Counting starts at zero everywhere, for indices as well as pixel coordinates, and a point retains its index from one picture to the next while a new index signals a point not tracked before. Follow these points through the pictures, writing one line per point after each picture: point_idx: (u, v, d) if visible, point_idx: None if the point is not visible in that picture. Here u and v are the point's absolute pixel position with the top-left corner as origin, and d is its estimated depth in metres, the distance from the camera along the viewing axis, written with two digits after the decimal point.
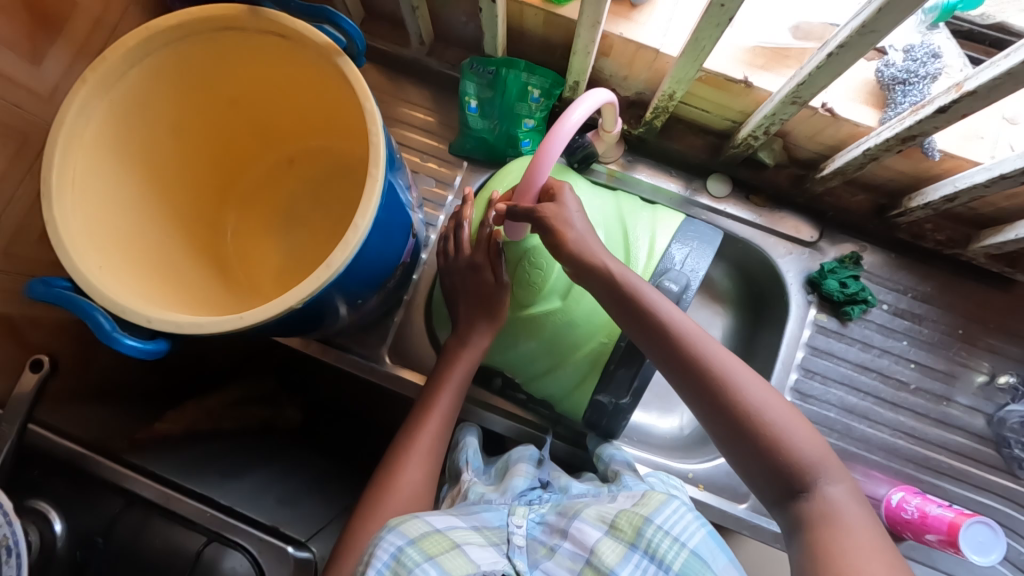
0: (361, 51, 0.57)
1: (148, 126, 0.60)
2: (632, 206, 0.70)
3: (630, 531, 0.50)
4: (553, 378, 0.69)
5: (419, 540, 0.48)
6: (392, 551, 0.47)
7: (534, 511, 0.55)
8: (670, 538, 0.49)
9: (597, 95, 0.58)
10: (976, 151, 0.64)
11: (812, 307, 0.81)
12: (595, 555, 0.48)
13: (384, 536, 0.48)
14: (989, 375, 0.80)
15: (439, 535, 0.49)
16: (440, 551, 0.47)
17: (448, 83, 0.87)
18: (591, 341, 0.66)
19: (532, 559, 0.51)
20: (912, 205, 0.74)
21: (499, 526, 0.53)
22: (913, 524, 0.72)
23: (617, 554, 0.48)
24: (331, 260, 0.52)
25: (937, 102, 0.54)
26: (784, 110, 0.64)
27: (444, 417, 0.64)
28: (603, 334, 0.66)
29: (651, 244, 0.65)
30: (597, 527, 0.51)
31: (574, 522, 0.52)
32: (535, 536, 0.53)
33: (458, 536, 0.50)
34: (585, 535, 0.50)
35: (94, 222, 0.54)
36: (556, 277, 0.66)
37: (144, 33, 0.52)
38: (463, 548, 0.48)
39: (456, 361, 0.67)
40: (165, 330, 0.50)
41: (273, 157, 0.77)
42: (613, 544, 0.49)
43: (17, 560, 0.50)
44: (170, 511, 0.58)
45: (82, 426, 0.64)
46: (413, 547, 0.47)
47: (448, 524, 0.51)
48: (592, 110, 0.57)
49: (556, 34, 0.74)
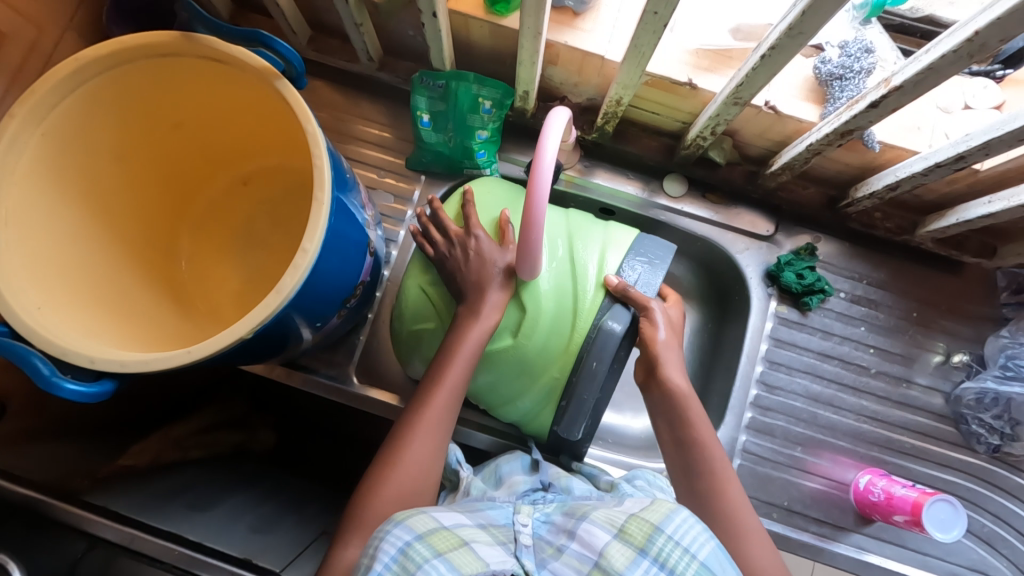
0: (300, 72, 0.56)
1: (88, 158, 0.58)
2: (580, 222, 0.70)
3: (640, 536, 0.47)
4: (514, 407, 0.69)
5: (426, 535, 0.46)
6: (400, 545, 0.45)
7: (539, 510, 0.55)
8: (679, 549, 0.46)
9: (560, 117, 0.50)
10: (914, 140, 0.66)
11: (772, 299, 0.83)
12: (604, 558, 0.46)
13: (390, 530, 0.46)
14: (944, 354, 0.83)
15: (447, 532, 0.47)
16: (449, 548, 0.45)
17: (401, 97, 0.86)
18: (544, 376, 0.65)
19: (539, 559, 0.49)
20: (859, 195, 0.76)
21: (504, 525, 0.52)
22: (880, 506, 0.74)
23: (627, 558, 0.46)
24: (280, 286, 0.51)
25: (869, 97, 0.56)
26: (728, 110, 0.65)
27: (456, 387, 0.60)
28: (555, 370, 0.64)
29: (622, 242, 0.68)
30: (606, 530, 0.49)
31: (582, 523, 0.50)
32: (541, 536, 0.52)
33: (466, 533, 0.48)
34: (594, 537, 0.48)
35: (33, 261, 0.52)
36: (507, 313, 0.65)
37: (72, 64, 0.51)
38: (471, 546, 0.46)
39: (455, 368, 0.61)
40: (110, 369, 0.48)
41: (224, 180, 0.76)
42: (622, 547, 0.47)
43: None
44: (135, 551, 0.55)
45: (38, 468, 0.61)
46: (421, 542, 0.45)
47: (454, 521, 0.49)
48: (560, 135, 0.50)
49: (503, 45, 0.74)
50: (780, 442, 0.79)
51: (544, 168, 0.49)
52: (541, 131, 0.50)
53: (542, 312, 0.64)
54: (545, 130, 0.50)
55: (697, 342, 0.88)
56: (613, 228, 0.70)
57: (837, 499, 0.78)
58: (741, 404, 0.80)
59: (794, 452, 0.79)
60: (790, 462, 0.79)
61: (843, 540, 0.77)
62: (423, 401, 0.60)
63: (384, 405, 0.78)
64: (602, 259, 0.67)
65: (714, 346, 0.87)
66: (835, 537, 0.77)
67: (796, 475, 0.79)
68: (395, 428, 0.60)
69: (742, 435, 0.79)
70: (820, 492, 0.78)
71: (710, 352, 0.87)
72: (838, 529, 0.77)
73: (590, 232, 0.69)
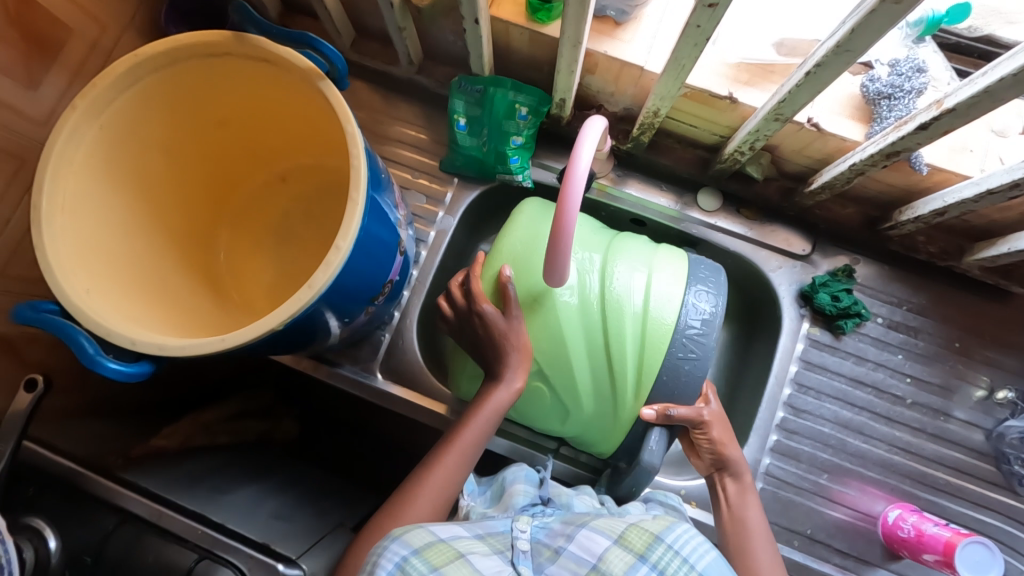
0: (342, 74, 0.58)
1: (140, 149, 0.61)
2: (618, 303, 0.64)
3: (640, 542, 0.48)
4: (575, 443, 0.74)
5: (423, 550, 0.46)
6: (397, 560, 0.45)
7: (538, 520, 0.54)
8: (679, 558, 0.48)
9: (598, 124, 0.50)
10: (965, 164, 0.64)
11: (805, 321, 0.80)
12: (603, 562, 0.47)
13: (387, 545, 0.47)
14: (987, 389, 0.79)
15: (443, 545, 0.47)
16: (445, 561, 0.45)
17: (438, 100, 0.88)
18: (596, 445, 0.70)
19: (537, 564, 0.49)
20: (903, 218, 0.73)
21: (502, 533, 0.52)
22: (909, 543, 0.71)
23: (626, 563, 0.47)
24: (312, 282, 0.52)
25: (919, 118, 0.54)
26: (768, 126, 0.64)
27: (478, 435, 0.63)
28: (605, 445, 0.69)
29: (667, 301, 0.64)
30: (607, 535, 0.49)
31: (582, 529, 0.50)
32: (539, 540, 0.51)
33: (462, 545, 0.48)
34: (593, 543, 0.49)
35: (86, 245, 0.55)
36: (551, 409, 0.68)
37: (132, 60, 0.53)
38: (467, 558, 0.47)
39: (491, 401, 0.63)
40: (148, 352, 0.51)
41: (265, 175, 0.79)
42: (621, 552, 0.48)
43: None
44: (162, 528, 0.57)
45: (77, 442, 0.65)
46: (417, 557, 0.45)
47: (451, 533, 0.49)
48: (594, 147, 0.50)
49: (542, 53, 0.74)
50: (804, 468, 0.77)
51: (577, 178, 0.49)
52: (576, 141, 0.50)
53: (583, 412, 0.67)
54: (581, 138, 0.50)
55: (724, 358, 0.87)
56: (658, 281, 0.65)
57: (862, 531, 0.75)
58: (766, 427, 0.78)
59: (819, 479, 0.77)
60: (814, 489, 0.76)
61: (868, 575, 0.74)
62: (456, 435, 0.63)
63: (406, 403, 0.79)
64: (646, 326, 0.63)
65: (740, 363, 0.85)
66: (859, 570, 0.74)
67: (820, 503, 0.76)
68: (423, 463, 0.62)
69: (766, 458, 0.77)
70: (845, 522, 0.76)
71: (736, 369, 0.85)
72: (863, 563, 0.75)
73: (632, 291, 0.64)
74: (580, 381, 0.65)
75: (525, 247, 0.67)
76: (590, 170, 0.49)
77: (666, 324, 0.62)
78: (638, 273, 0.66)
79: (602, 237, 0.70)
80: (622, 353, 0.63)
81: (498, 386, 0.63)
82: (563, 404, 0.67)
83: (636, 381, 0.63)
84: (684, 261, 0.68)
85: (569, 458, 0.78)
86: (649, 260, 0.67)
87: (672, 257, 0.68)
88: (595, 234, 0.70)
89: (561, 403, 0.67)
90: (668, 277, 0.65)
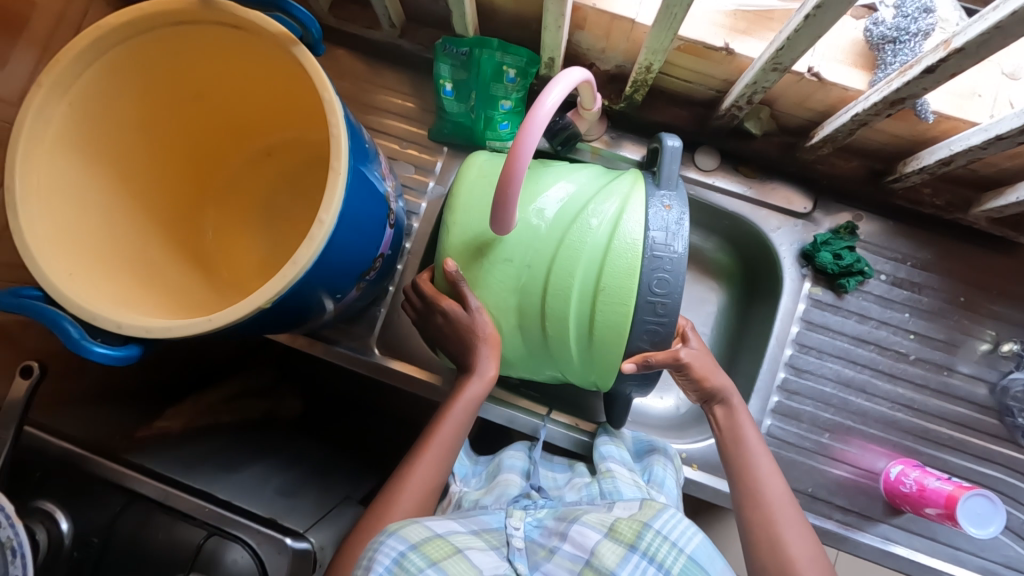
0: (317, 39, 0.54)
1: (115, 128, 0.59)
2: (561, 327, 0.63)
3: (629, 534, 0.51)
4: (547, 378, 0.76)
5: (420, 544, 0.48)
6: (394, 556, 0.46)
7: (531, 515, 0.56)
8: (668, 544, 0.50)
9: (572, 75, 0.52)
10: (972, 110, 0.61)
11: (806, 280, 0.79)
12: (595, 557, 0.50)
13: (383, 540, 0.48)
14: (992, 342, 0.78)
15: (441, 540, 0.49)
16: (442, 556, 0.48)
17: (424, 66, 0.84)
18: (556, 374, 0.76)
19: (532, 561, 0.52)
20: (907, 169, 0.70)
21: (498, 529, 0.54)
22: (911, 497, 0.71)
23: (618, 555, 0.50)
24: (296, 258, 0.51)
25: (925, 61, 0.51)
26: (765, 77, 0.61)
27: (457, 424, 0.65)
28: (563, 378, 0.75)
29: (612, 332, 0.61)
30: (596, 530, 0.52)
31: (574, 525, 0.53)
32: (534, 539, 0.54)
33: (459, 540, 0.50)
34: (584, 538, 0.51)
35: (67, 230, 0.54)
36: (507, 367, 0.73)
37: (95, 32, 0.50)
38: (465, 553, 0.49)
39: (464, 391, 0.66)
40: (136, 335, 0.49)
41: (248, 150, 0.77)
42: (612, 545, 0.50)
43: (21, 560, 0.50)
44: (170, 507, 0.58)
45: (81, 427, 0.64)
46: (415, 552, 0.47)
47: (447, 528, 0.52)
48: (570, 90, 0.51)
49: (528, 9, 0.71)
50: (806, 428, 0.77)
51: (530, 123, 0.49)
52: (548, 88, 0.51)
53: (536, 370, 0.72)
54: (552, 87, 0.50)
55: (725, 323, 0.86)
56: (601, 319, 0.60)
57: (865, 488, 0.76)
58: (767, 388, 0.77)
59: (821, 438, 0.77)
60: (816, 448, 0.76)
61: (869, 530, 0.75)
62: (433, 431, 0.64)
63: (406, 377, 0.79)
64: (591, 347, 0.63)
65: (741, 327, 0.85)
66: (861, 526, 0.75)
67: (823, 462, 0.76)
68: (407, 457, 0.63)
69: (767, 419, 0.77)
70: (847, 480, 0.76)
71: (737, 333, 0.85)
72: (865, 519, 0.75)
73: (576, 308, 0.62)
74: (534, 363, 0.70)
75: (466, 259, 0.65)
76: (567, 98, 0.50)
77: (609, 351, 0.62)
78: (581, 297, 0.62)
79: (546, 246, 0.63)
80: (569, 353, 0.65)
81: (473, 378, 0.66)
82: (520, 364, 0.71)
83: (582, 369, 0.67)
84: (637, 277, 0.59)
85: (564, 422, 0.78)
86: (596, 282, 0.60)
87: (620, 277, 0.59)
88: (530, 248, 0.63)
89: (515, 364, 0.72)
90: (612, 311, 0.60)
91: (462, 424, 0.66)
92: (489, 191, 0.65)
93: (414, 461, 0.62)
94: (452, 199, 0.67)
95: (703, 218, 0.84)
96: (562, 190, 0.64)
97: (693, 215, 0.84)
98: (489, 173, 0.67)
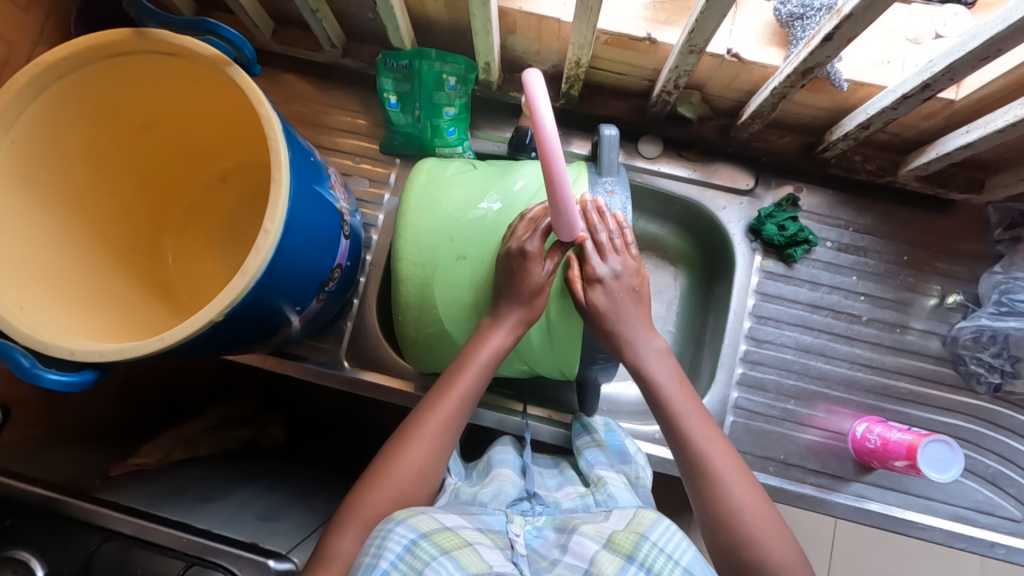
0: (251, 58, 0.57)
1: (63, 163, 0.60)
2: None
3: (627, 544, 0.50)
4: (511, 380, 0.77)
5: (431, 534, 0.49)
6: (406, 544, 0.47)
7: (531, 522, 0.56)
8: (663, 555, 0.49)
9: (537, 79, 0.43)
10: (883, 75, 0.65)
11: (757, 254, 0.82)
12: (594, 566, 0.48)
13: (394, 528, 0.49)
14: (939, 297, 0.81)
15: (451, 532, 0.50)
16: (454, 546, 0.48)
17: (370, 82, 0.87)
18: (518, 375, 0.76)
19: (534, 569, 0.50)
20: (834, 137, 0.74)
21: (500, 531, 0.54)
22: (877, 452, 0.73)
23: (615, 565, 0.48)
24: (245, 268, 0.52)
25: (824, 29, 0.54)
26: (685, 61, 0.64)
27: (454, 412, 0.60)
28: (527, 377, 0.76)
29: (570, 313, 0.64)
30: (596, 540, 0.51)
31: (573, 536, 0.52)
32: (535, 548, 0.53)
33: (469, 534, 0.51)
34: (584, 548, 0.50)
35: (18, 265, 0.54)
36: None
37: (32, 69, 0.52)
38: (475, 547, 0.49)
39: (457, 380, 0.60)
40: (89, 360, 0.50)
41: (203, 177, 0.78)
42: (611, 556, 0.49)
43: None
44: (145, 542, 0.56)
45: (51, 470, 0.63)
46: (427, 541, 0.48)
47: (456, 522, 0.52)
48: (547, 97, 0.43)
49: (461, 18, 0.74)
50: (772, 397, 0.79)
51: (550, 138, 0.44)
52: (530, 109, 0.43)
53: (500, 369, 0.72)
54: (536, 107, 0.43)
55: (686, 304, 0.88)
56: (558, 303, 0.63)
57: (835, 450, 0.77)
58: (732, 360, 0.80)
59: (787, 405, 0.79)
60: (783, 415, 0.78)
61: (843, 490, 0.76)
62: (425, 416, 0.59)
63: (379, 386, 0.79)
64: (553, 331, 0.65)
65: (701, 307, 0.87)
66: (835, 487, 0.76)
67: (791, 428, 0.78)
68: (392, 450, 0.58)
69: (733, 392, 0.78)
70: (817, 443, 0.77)
71: (699, 313, 0.87)
72: (838, 480, 0.76)
73: None
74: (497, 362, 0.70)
75: (419, 263, 0.65)
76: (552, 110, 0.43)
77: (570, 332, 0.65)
78: None
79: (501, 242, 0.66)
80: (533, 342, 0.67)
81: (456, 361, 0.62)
82: None
83: (546, 358, 0.68)
84: None
85: (541, 417, 0.79)
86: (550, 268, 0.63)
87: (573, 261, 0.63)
88: (483, 246, 0.66)
89: None
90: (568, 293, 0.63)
91: (460, 413, 0.60)
92: (438, 194, 0.67)
93: (400, 453, 0.57)
94: (402, 205, 0.68)
95: (653, 205, 0.87)
96: (511, 187, 0.67)
97: (645, 203, 0.87)
98: (437, 177, 0.69)
